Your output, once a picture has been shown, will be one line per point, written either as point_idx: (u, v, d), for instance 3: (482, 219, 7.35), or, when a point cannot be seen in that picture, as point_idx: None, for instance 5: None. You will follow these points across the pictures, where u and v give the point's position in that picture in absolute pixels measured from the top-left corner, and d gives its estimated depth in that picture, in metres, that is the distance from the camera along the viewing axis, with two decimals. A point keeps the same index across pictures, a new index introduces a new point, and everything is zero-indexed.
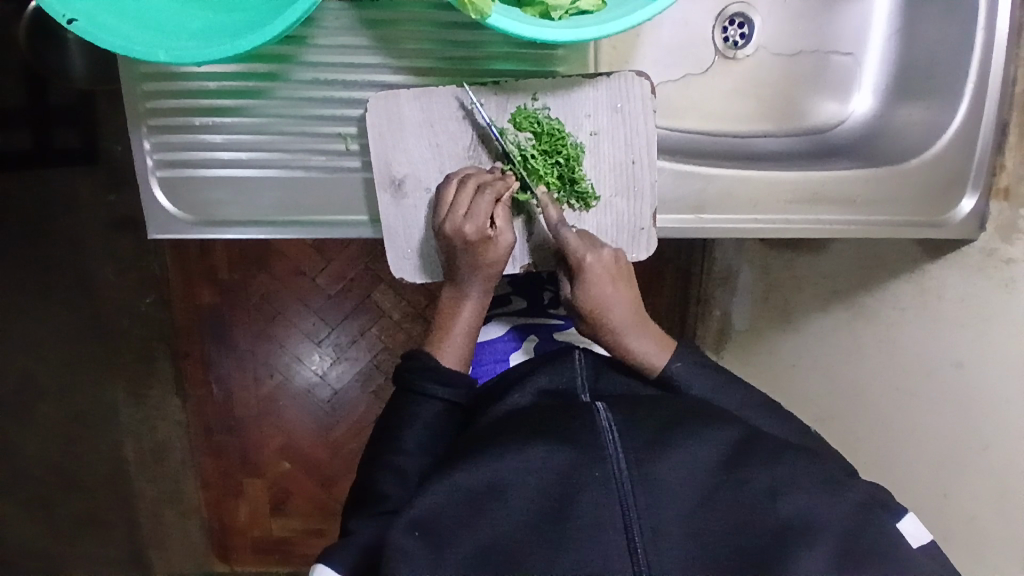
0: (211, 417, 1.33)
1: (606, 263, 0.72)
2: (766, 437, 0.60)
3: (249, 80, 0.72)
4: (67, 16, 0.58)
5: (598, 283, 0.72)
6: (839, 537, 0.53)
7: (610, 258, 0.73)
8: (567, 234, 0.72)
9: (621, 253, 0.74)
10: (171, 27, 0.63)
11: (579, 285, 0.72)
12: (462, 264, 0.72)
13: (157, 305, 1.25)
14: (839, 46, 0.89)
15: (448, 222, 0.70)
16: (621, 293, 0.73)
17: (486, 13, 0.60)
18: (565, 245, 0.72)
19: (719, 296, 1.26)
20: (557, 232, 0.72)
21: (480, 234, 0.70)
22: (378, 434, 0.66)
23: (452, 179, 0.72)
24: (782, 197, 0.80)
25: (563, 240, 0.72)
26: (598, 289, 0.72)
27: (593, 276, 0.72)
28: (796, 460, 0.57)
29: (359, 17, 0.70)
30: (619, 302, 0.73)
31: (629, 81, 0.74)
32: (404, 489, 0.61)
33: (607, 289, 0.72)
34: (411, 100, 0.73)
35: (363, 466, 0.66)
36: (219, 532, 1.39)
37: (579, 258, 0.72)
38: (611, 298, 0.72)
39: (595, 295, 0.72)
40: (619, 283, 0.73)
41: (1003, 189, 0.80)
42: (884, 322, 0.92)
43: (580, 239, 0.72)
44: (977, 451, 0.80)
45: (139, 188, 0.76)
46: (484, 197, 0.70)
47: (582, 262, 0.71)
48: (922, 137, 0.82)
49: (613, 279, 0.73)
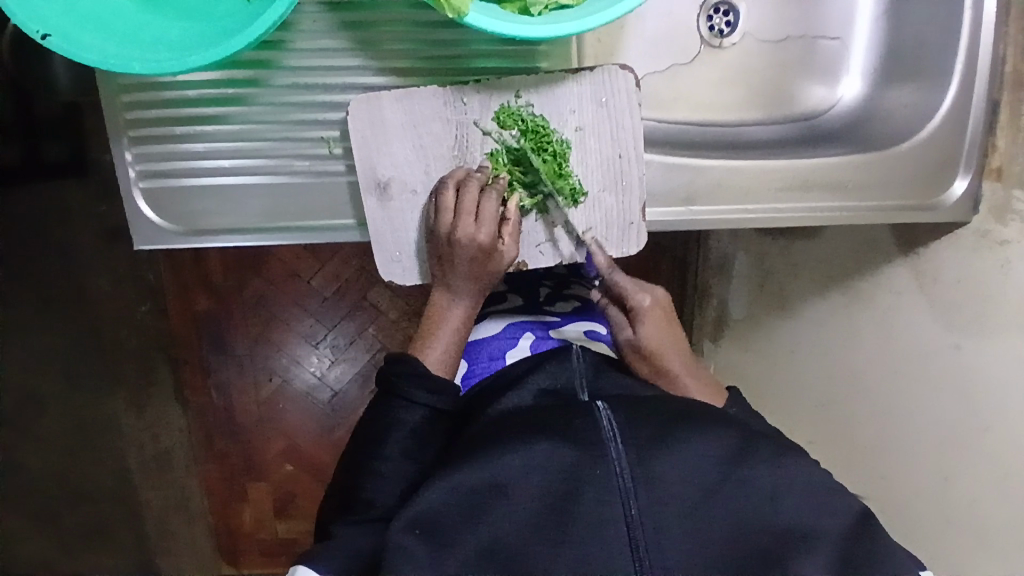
0: (213, 425, 1.34)
1: (661, 306, 0.76)
2: (761, 436, 0.59)
3: (229, 87, 0.71)
4: (41, 33, 0.57)
5: (657, 324, 0.74)
6: (835, 541, 0.53)
7: (663, 303, 0.76)
8: (619, 278, 0.75)
9: (670, 301, 0.78)
10: (147, 38, 0.63)
11: (641, 326, 0.74)
12: (458, 269, 0.71)
13: (153, 313, 1.24)
14: (826, 30, 0.88)
15: (460, 231, 0.70)
16: (675, 338, 0.75)
17: (463, 12, 0.59)
18: (620, 289, 0.75)
19: (716, 285, 1.25)
20: (611, 277, 0.75)
21: (491, 243, 0.70)
22: (360, 437, 0.65)
23: (446, 185, 0.72)
24: (773, 186, 0.79)
25: (618, 284, 0.75)
26: (659, 331, 0.73)
27: (651, 317, 0.74)
28: (793, 460, 0.56)
29: (337, 19, 0.69)
30: (674, 345, 0.74)
31: (613, 74, 0.74)
32: (391, 497, 0.62)
33: (664, 329, 0.74)
34: (394, 102, 0.72)
35: (348, 471, 0.66)
36: (228, 536, 1.39)
37: (638, 300, 0.74)
38: (669, 340, 0.74)
39: (656, 336, 0.73)
40: (673, 328, 0.75)
41: (996, 168, 0.79)
42: (879, 307, 0.91)
43: (635, 284, 0.75)
44: (976, 434, 0.80)
45: (124, 200, 0.76)
46: (489, 200, 0.71)
47: (643, 303, 0.74)
48: (911, 120, 0.82)
49: (667, 323, 0.75)
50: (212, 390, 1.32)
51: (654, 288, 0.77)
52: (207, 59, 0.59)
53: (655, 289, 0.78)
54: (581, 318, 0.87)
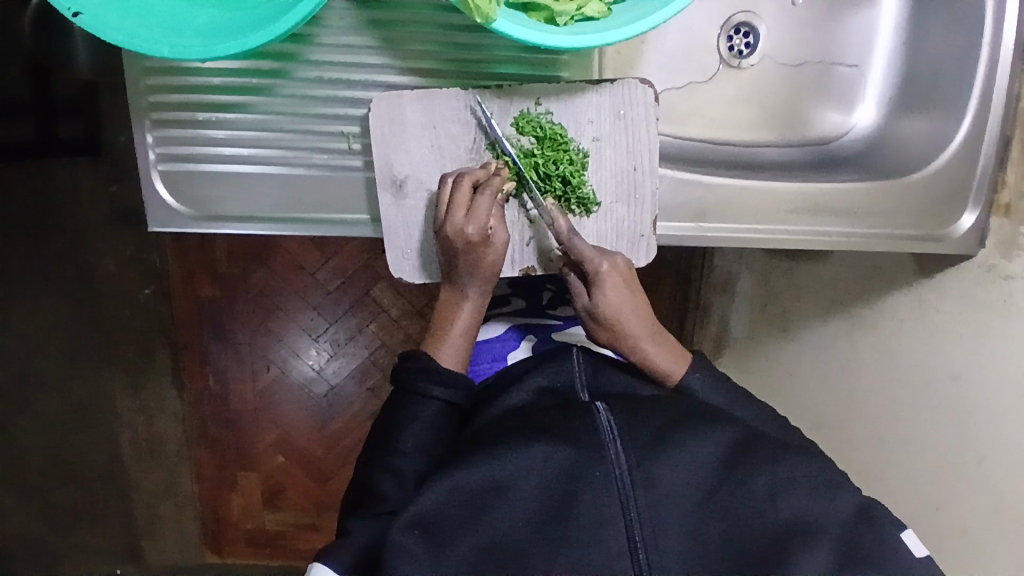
0: (208, 412, 1.33)
1: (621, 272, 0.72)
2: (765, 436, 0.60)
3: (254, 76, 0.72)
4: (72, 10, 0.58)
5: (617, 290, 0.71)
6: (842, 543, 0.53)
7: (625, 268, 0.72)
8: (578, 244, 0.72)
9: (635, 261, 0.74)
10: (177, 21, 0.63)
11: (599, 293, 0.71)
12: (458, 263, 0.71)
13: (157, 297, 1.26)
14: (843, 57, 0.88)
15: (449, 224, 0.70)
16: (635, 300, 0.72)
17: (491, 17, 0.60)
18: (580, 254, 0.72)
19: (718, 302, 1.25)
20: (570, 243, 0.72)
21: (481, 235, 0.70)
22: (377, 435, 0.66)
23: (447, 179, 0.72)
24: (784, 207, 0.80)
25: (577, 250, 0.72)
26: (617, 296, 0.71)
27: (608, 281, 0.71)
28: (796, 459, 0.57)
29: (363, 17, 0.71)
30: (636, 311, 0.72)
31: (632, 88, 0.75)
32: (403, 491, 0.61)
33: (625, 295, 0.71)
34: (414, 102, 0.73)
35: (363, 467, 0.66)
36: (214, 525, 1.39)
37: (596, 266, 0.71)
38: (628, 305, 0.71)
39: (613, 302, 0.71)
40: (635, 292, 0.72)
41: (1004, 204, 0.79)
42: (882, 335, 0.91)
43: (594, 247, 0.71)
44: (971, 461, 0.81)
45: (142, 182, 0.76)
46: (483, 198, 0.70)
47: (600, 269, 0.70)
48: (924, 150, 0.82)
49: (629, 287, 0.72)
50: (210, 376, 1.31)
51: (616, 253, 0.73)
52: (234, 49, 0.60)
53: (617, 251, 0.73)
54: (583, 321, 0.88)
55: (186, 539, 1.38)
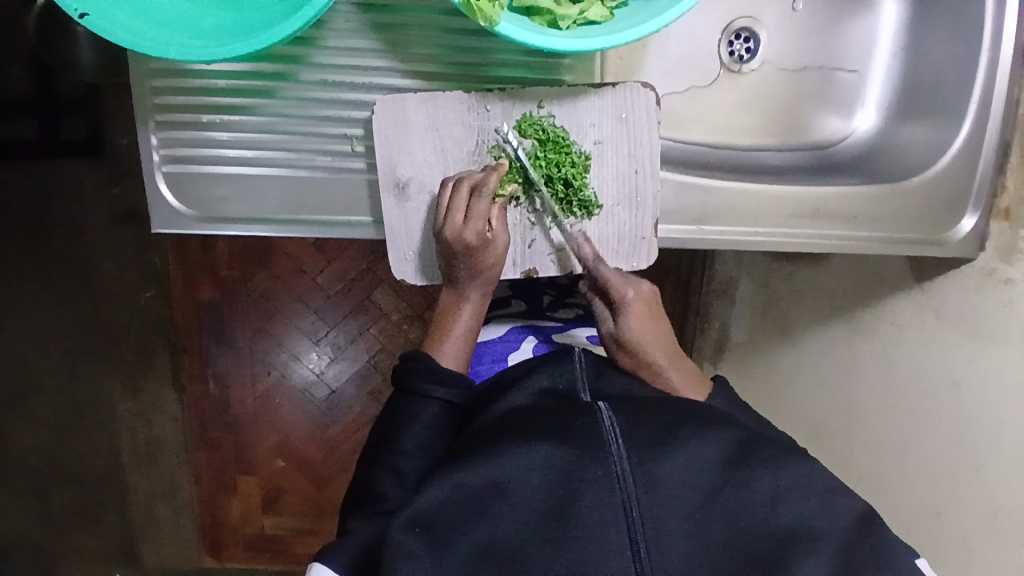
0: (208, 414, 1.32)
1: (646, 300, 0.72)
2: (766, 439, 0.60)
3: (258, 79, 0.72)
4: (78, 10, 0.59)
5: (641, 316, 0.71)
6: (841, 546, 0.53)
7: (649, 296, 0.73)
8: (605, 270, 0.74)
9: (658, 290, 0.74)
10: (182, 23, 0.64)
11: (624, 318, 0.71)
12: (458, 266, 0.71)
13: (158, 300, 1.25)
14: (843, 62, 0.89)
15: (448, 228, 0.70)
16: (660, 330, 0.72)
17: (494, 21, 0.60)
18: (605, 281, 0.73)
19: (719, 307, 1.25)
20: (597, 269, 0.75)
21: (480, 238, 0.70)
22: (378, 435, 0.66)
23: (447, 183, 0.73)
24: (784, 212, 0.81)
25: (603, 276, 0.74)
26: (642, 323, 0.71)
27: (633, 308, 0.71)
28: (796, 462, 0.57)
29: (368, 20, 0.71)
30: (659, 338, 0.71)
31: (635, 92, 0.75)
32: (403, 490, 0.61)
33: (648, 322, 0.71)
34: (418, 104, 0.73)
35: (363, 466, 0.66)
36: (211, 529, 1.38)
37: (621, 293, 0.72)
38: (653, 333, 0.71)
39: (638, 328, 0.70)
40: (659, 322, 0.72)
41: (1004, 209, 0.80)
42: (883, 340, 0.92)
43: (620, 276, 0.73)
44: (970, 467, 0.81)
45: (145, 183, 0.76)
46: (480, 200, 0.70)
47: (626, 296, 0.71)
48: (924, 156, 0.83)
49: (651, 315, 0.72)
50: (209, 377, 1.30)
51: (641, 281, 0.74)
52: (240, 50, 0.60)
53: (641, 280, 0.74)
54: (584, 324, 0.88)
55: (184, 543, 1.37)
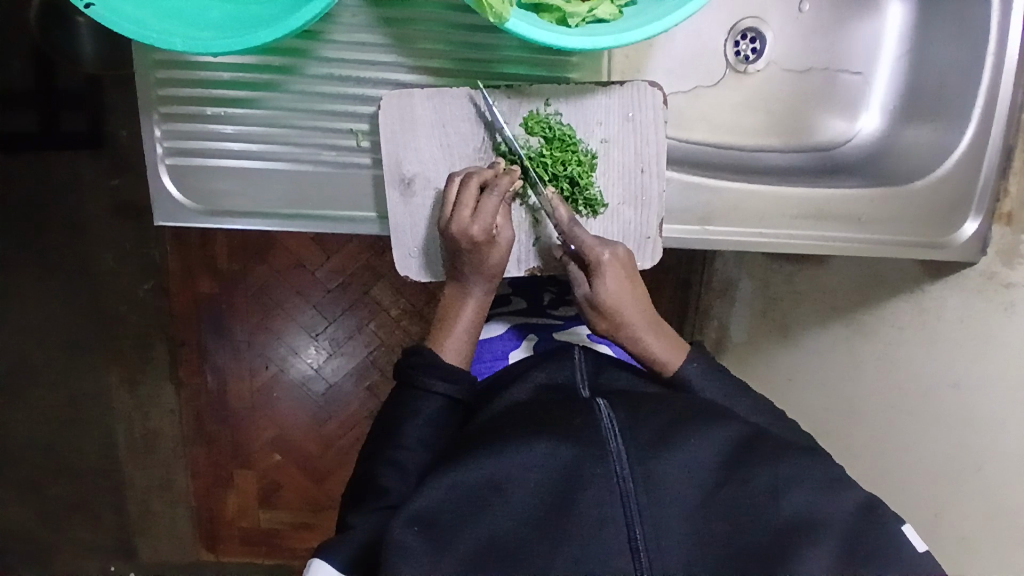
0: (206, 407, 1.31)
1: (622, 262, 0.71)
2: (768, 435, 0.60)
3: (264, 72, 0.72)
4: (86, 1, 0.58)
5: (617, 280, 0.70)
6: (844, 540, 0.53)
7: (625, 256, 0.72)
8: (581, 234, 0.71)
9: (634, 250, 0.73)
10: (189, 14, 0.63)
11: (600, 283, 0.70)
12: (464, 261, 0.71)
13: (155, 293, 1.24)
14: (848, 65, 0.89)
15: (455, 221, 0.69)
16: (636, 291, 0.72)
17: (504, 17, 0.60)
18: (581, 244, 0.71)
19: (718, 307, 1.26)
20: (573, 234, 0.71)
21: (486, 234, 0.69)
22: (379, 429, 0.66)
23: (454, 178, 0.72)
24: (788, 213, 0.81)
25: (579, 241, 0.71)
26: (617, 287, 0.70)
27: (609, 272, 0.70)
28: (798, 457, 0.57)
29: (375, 14, 0.71)
30: (635, 299, 0.71)
31: (642, 91, 0.75)
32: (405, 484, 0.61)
33: (624, 285, 0.71)
34: (425, 100, 0.73)
35: (364, 461, 0.66)
36: (208, 524, 1.37)
37: (597, 255, 0.70)
38: (628, 295, 0.71)
39: (613, 292, 0.70)
40: (635, 282, 0.72)
41: (1005, 214, 0.80)
42: (882, 341, 0.92)
43: (595, 238, 0.71)
44: (969, 464, 0.81)
45: (148, 175, 0.76)
46: (489, 197, 0.70)
47: (603, 259, 0.70)
48: (927, 159, 0.83)
49: (628, 275, 0.71)
50: (207, 371, 1.29)
51: (617, 243, 0.72)
52: (248, 41, 0.60)
53: (618, 240, 0.73)
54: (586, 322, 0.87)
55: (180, 538, 1.37)
